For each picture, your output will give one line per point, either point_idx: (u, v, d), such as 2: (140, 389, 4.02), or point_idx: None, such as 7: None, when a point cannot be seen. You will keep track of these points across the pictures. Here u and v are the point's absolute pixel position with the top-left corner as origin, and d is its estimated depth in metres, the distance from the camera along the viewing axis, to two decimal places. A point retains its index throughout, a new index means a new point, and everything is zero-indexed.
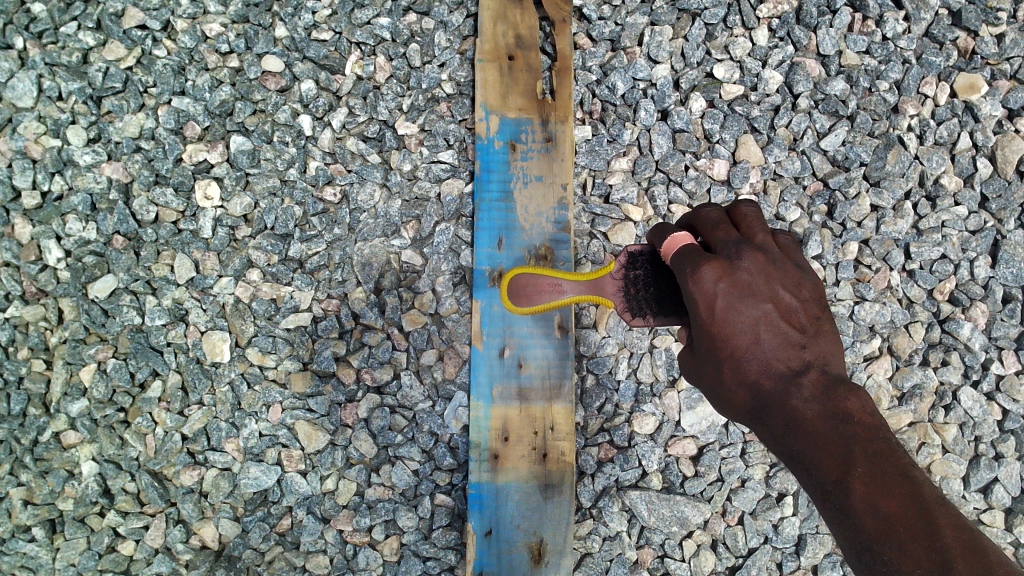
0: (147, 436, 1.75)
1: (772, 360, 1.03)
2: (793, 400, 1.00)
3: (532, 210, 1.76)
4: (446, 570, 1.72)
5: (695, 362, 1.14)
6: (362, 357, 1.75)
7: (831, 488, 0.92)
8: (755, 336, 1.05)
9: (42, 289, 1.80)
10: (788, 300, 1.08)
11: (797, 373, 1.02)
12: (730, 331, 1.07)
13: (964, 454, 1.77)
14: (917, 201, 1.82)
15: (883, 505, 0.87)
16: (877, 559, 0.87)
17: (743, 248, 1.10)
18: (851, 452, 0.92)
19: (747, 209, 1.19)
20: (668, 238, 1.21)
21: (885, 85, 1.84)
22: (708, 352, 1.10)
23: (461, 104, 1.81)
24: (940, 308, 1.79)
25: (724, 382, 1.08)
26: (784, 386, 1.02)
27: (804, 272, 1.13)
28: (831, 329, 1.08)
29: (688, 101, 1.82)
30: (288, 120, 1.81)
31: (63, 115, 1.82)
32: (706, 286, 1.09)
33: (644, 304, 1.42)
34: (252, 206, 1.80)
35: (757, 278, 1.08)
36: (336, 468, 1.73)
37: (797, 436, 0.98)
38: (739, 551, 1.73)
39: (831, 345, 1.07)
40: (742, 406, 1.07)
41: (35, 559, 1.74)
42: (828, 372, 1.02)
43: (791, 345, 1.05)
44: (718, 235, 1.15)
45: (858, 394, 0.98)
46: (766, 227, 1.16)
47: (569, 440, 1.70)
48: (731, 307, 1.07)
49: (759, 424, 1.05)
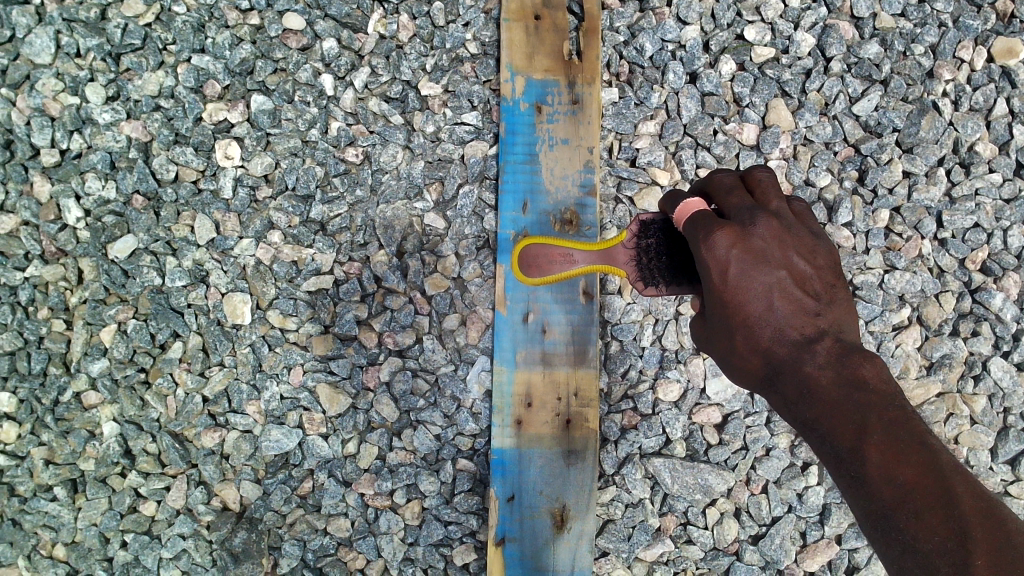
0: (168, 397, 1.74)
1: (786, 327, 1.02)
2: (807, 367, 0.99)
3: (558, 173, 1.74)
4: (467, 535, 1.71)
5: (707, 330, 1.12)
6: (384, 320, 1.73)
7: (846, 455, 0.90)
8: (768, 304, 1.03)
9: (62, 249, 1.78)
10: (803, 267, 1.05)
11: (811, 340, 1.01)
12: (742, 298, 1.04)
13: (992, 426, 1.75)
14: (950, 167, 1.79)
15: (898, 472, 0.85)
16: (889, 525, 0.85)
17: (758, 214, 1.07)
18: (866, 419, 0.90)
19: (762, 174, 1.15)
20: (681, 204, 1.18)
21: (921, 49, 1.80)
22: (721, 319, 1.07)
23: (486, 65, 1.78)
24: (972, 277, 1.77)
25: (736, 351, 1.07)
26: (798, 354, 1.00)
27: (820, 240, 1.10)
28: (846, 299, 1.07)
29: (718, 64, 1.79)
30: (310, 79, 1.78)
31: (82, 72, 1.79)
32: (717, 253, 1.05)
33: (657, 273, 1.37)
34: (273, 166, 1.77)
35: (772, 245, 1.05)
36: (357, 431, 1.73)
37: (810, 403, 0.96)
38: (762, 520, 1.72)
39: (844, 314, 1.06)
40: (755, 373, 1.06)
41: (56, 519, 1.74)
42: (843, 340, 1.01)
43: (805, 313, 1.03)
44: (733, 201, 1.12)
45: (873, 362, 0.97)
46: (781, 193, 1.13)
47: (593, 406, 1.69)
48: (744, 274, 1.04)
49: (772, 393, 1.03)
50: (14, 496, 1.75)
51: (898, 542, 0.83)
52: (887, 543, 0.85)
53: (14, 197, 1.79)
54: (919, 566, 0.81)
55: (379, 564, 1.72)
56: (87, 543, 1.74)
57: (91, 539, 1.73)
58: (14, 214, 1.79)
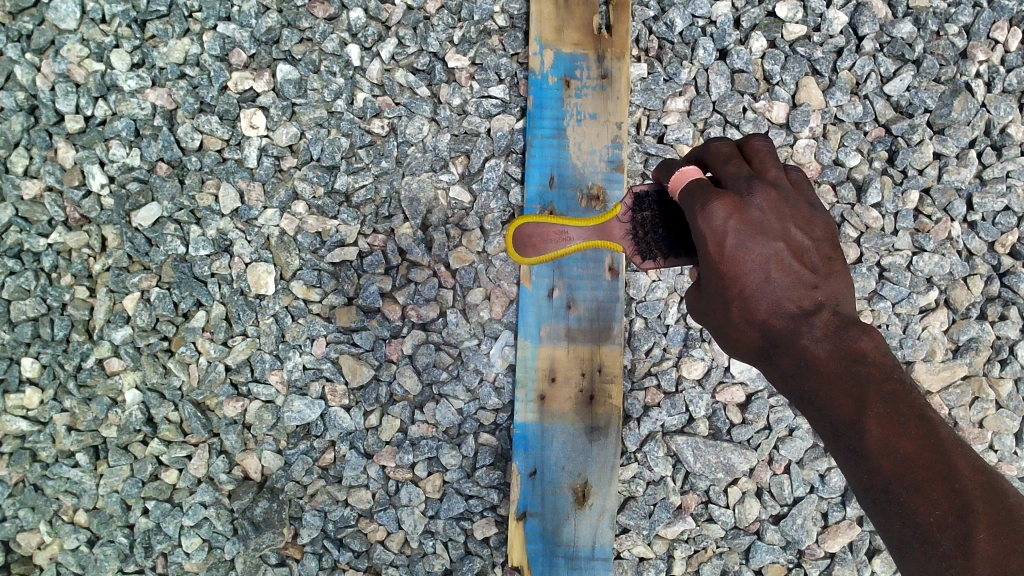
0: (191, 365, 1.74)
1: (783, 299, 0.98)
2: (805, 340, 0.94)
3: (586, 147, 1.72)
4: (488, 508, 1.71)
5: (700, 301, 1.08)
6: (408, 293, 1.73)
7: (844, 429, 0.87)
8: (765, 275, 1.00)
9: (86, 216, 1.78)
10: (801, 239, 1.03)
11: (809, 313, 0.96)
12: (738, 269, 1.01)
13: (1018, 410, 1.74)
14: (982, 150, 1.77)
15: (898, 446, 0.83)
16: (891, 501, 0.82)
17: (756, 185, 1.05)
18: (866, 392, 0.86)
19: (759, 142, 1.13)
20: (676, 172, 1.16)
21: (955, 29, 1.78)
22: (715, 290, 1.04)
23: (514, 38, 1.76)
24: (1001, 261, 1.76)
25: (732, 322, 1.03)
26: (795, 326, 0.96)
27: (818, 211, 1.08)
28: (843, 272, 1.03)
29: (749, 41, 1.77)
30: (336, 50, 1.77)
31: (107, 38, 1.78)
32: (715, 222, 1.03)
33: (653, 246, 1.37)
34: (299, 137, 1.77)
35: (770, 216, 1.03)
36: (379, 404, 1.73)
37: (807, 377, 0.92)
38: (784, 500, 1.71)
39: (843, 287, 1.02)
40: (750, 346, 1.01)
41: (79, 485, 1.74)
42: (841, 313, 0.96)
43: (802, 284, 0.99)
44: (730, 170, 1.10)
45: (872, 335, 0.92)
46: (779, 164, 1.11)
47: (617, 382, 1.69)
48: (741, 245, 1.01)
49: (767, 365, 1.00)
50: (37, 462, 1.75)
51: (897, 517, 0.82)
52: (887, 518, 0.83)
53: (37, 162, 1.79)
54: (919, 543, 0.80)
55: (399, 536, 1.72)
56: (108, 509, 1.73)
57: (112, 506, 1.73)
58: (39, 179, 1.79)
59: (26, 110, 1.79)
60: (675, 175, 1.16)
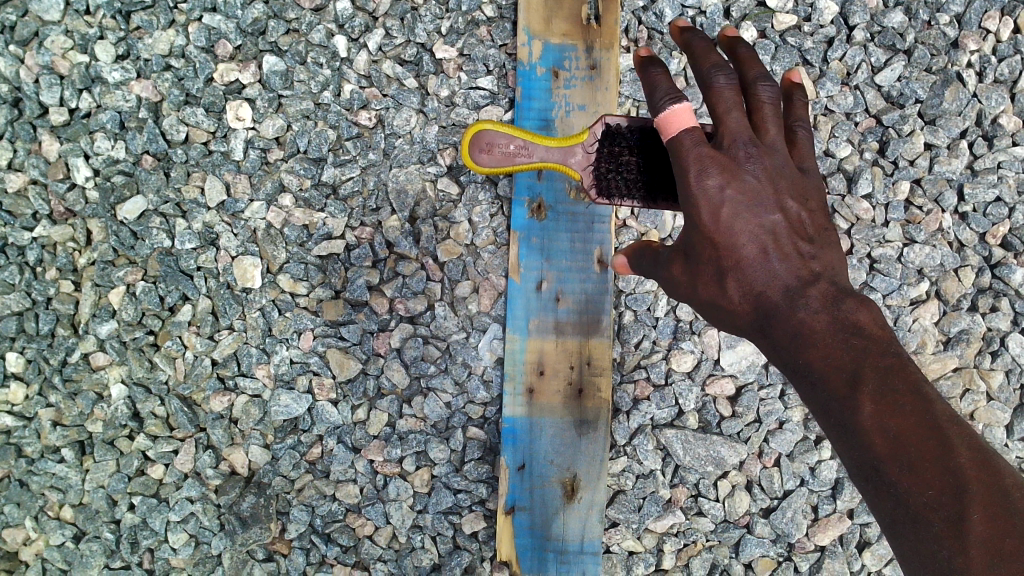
0: (177, 360, 1.73)
1: (778, 272, 1.06)
2: (800, 313, 1.02)
3: (574, 139, 1.71)
4: (477, 503, 1.70)
5: (689, 268, 1.15)
6: (396, 286, 1.72)
7: (836, 405, 0.94)
8: (760, 249, 1.08)
9: (71, 209, 1.76)
10: (797, 211, 1.12)
11: (804, 285, 1.05)
12: (733, 242, 1.09)
13: (1008, 402, 1.74)
14: (973, 140, 1.76)
15: (891, 423, 0.89)
16: (882, 477, 0.90)
17: (756, 152, 1.13)
18: (861, 366, 0.94)
19: (765, 91, 1.19)
20: (668, 110, 1.15)
21: (946, 19, 1.77)
22: (709, 259, 1.11)
23: (502, 28, 1.74)
24: (992, 252, 1.75)
25: (724, 293, 1.10)
26: (790, 300, 1.04)
27: (810, 182, 1.18)
28: (836, 243, 1.13)
29: (739, 30, 1.75)
30: (323, 41, 1.75)
31: (91, 29, 1.76)
32: (711, 190, 1.10)
33: (627, 186, 1.40)
34: (285, 129, 1.75)
35: (765, 186, 1.11)
36: (367, 398, 1.71)
37: (801, 347, 0.99)
38: (774, 493, 1.71)
39: (835, 259, 1.11)
40: (742, 316, 1.09)
41: (64, 480, 1.73)
42: (836, 286, 1.05)
43: (797, 258, 1.08)
44: (728, 123, 1.14)
45: (867, 309, 1.00)
46: (778, 120, 1.18)
47: (605, 375, 1.68)
48: (736, 216, 1.09)
49: (761, 335, 1.08)
50: (22, 457, 1.74)
51: (888, 495, 0.90)
52: (880, 495, 0.91)
53: (22, 155, 1.77)
54: (910, 521, 0.88)
55: (387, 531, 1.70)
56: (94, 505, 1.72)
57: (98, 501, 1.72)
58: (23, 172, 1.77)
59: (9, 102, 1.77)
60: (664, 112, 1.16)
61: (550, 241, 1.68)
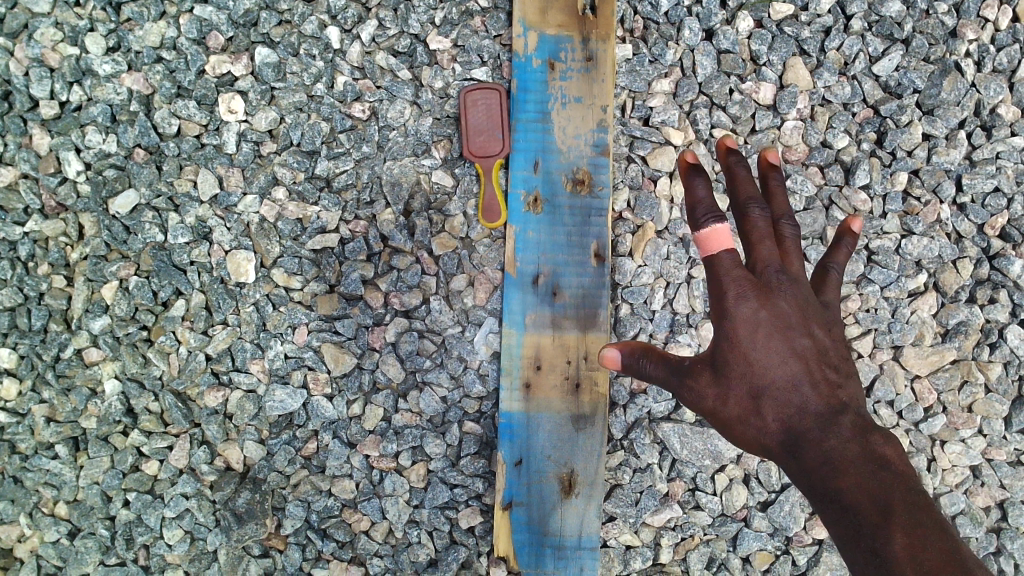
0: (171, 355, 1.72)
1: (809, 403, 1.02)
2: (830, 440, 0.98)
3: (570, 131, 1.69)
4: (473, 497, 1.69)
5: (710, 400, 1.07)
6: (390, 280, 1.71)
7: (868, 530, 0.89)
8: (791, 380, 1.03)
9: (62, 204, 1.75)
10: (824, 340, 1.08)
11: (833, 415, 1.00)
12: (759, 367, 1.04)
13: (1007, 394, 1.73)
14: (971, 130, 1.75)
15: (922, 560, 0.85)
16: None
17: (787, 279, 1.09)
18: (892, 498, 0.90)
19: (789, 226, 1.14)
20: (708, 222, 1.08)
21: (945, 7, 1.75)
22: (731, 382, 1.06)
23: (496, 19, 1.73)
24: (990, 243, 1.74)
25: (749, 427, 1.05)
26: (822, 428, 0.99)
27: (833, 314, 1.12)
28: (856, 378, 1.07)
29: (735, 20, 1.73)
30: (316, 32, 1.73)
31: (81, 21, 1.74)
32: (746, 312, 1.06)
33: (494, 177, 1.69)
34: (278, 122, 1.74)
35: (794, 313, 1.07)
36: (362, 393, 1.70)
37: (830, 475, 0.95)
38: (772, 487, 1.70)
39: (857, 392, 1.07)
40: (768, 451, 1.03)
41: (58, 476, 1.72)
42: (863, 417, 1.01)
43: (825, 387, 1.03)
44: (760, 247, 1.10)
45: (894, 443, 0.97)
46: (803, 252, 1.13)
47: (603, 370, 1.66)
48: (764, 341, 1.05)
49: (791, 461, 1.01)
50: (15, 453, 1.73)
51: None
52: None
53: (12, 149, 1.75)
54: None
55: (383, 526, 1.70)
56: (89, 501, 1.71)
57: (93, 497, 1.71)
58: (14, 166, 1.75)
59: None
60: (704, 228, 1.08)
61: (547, 235, 1.67)
